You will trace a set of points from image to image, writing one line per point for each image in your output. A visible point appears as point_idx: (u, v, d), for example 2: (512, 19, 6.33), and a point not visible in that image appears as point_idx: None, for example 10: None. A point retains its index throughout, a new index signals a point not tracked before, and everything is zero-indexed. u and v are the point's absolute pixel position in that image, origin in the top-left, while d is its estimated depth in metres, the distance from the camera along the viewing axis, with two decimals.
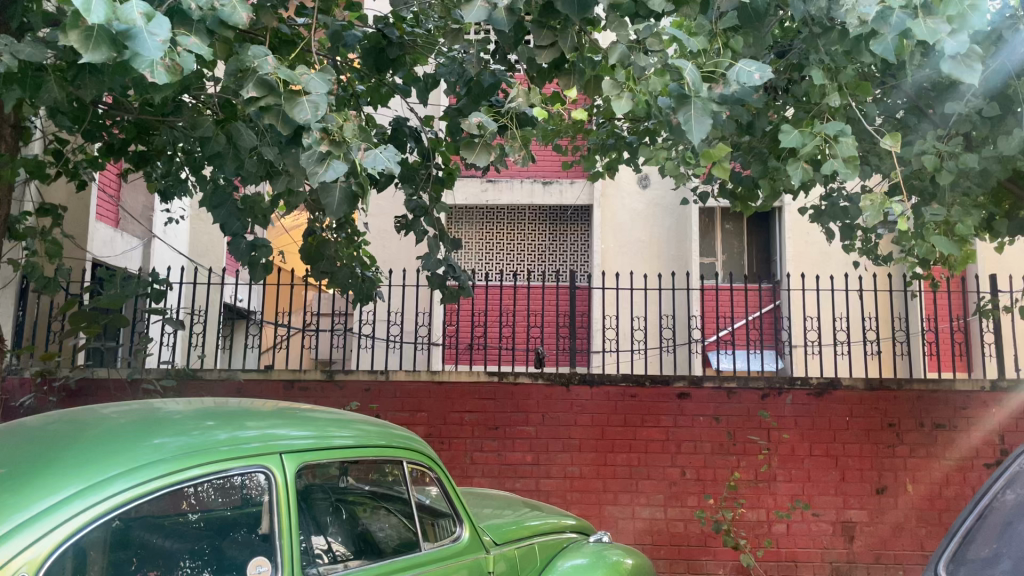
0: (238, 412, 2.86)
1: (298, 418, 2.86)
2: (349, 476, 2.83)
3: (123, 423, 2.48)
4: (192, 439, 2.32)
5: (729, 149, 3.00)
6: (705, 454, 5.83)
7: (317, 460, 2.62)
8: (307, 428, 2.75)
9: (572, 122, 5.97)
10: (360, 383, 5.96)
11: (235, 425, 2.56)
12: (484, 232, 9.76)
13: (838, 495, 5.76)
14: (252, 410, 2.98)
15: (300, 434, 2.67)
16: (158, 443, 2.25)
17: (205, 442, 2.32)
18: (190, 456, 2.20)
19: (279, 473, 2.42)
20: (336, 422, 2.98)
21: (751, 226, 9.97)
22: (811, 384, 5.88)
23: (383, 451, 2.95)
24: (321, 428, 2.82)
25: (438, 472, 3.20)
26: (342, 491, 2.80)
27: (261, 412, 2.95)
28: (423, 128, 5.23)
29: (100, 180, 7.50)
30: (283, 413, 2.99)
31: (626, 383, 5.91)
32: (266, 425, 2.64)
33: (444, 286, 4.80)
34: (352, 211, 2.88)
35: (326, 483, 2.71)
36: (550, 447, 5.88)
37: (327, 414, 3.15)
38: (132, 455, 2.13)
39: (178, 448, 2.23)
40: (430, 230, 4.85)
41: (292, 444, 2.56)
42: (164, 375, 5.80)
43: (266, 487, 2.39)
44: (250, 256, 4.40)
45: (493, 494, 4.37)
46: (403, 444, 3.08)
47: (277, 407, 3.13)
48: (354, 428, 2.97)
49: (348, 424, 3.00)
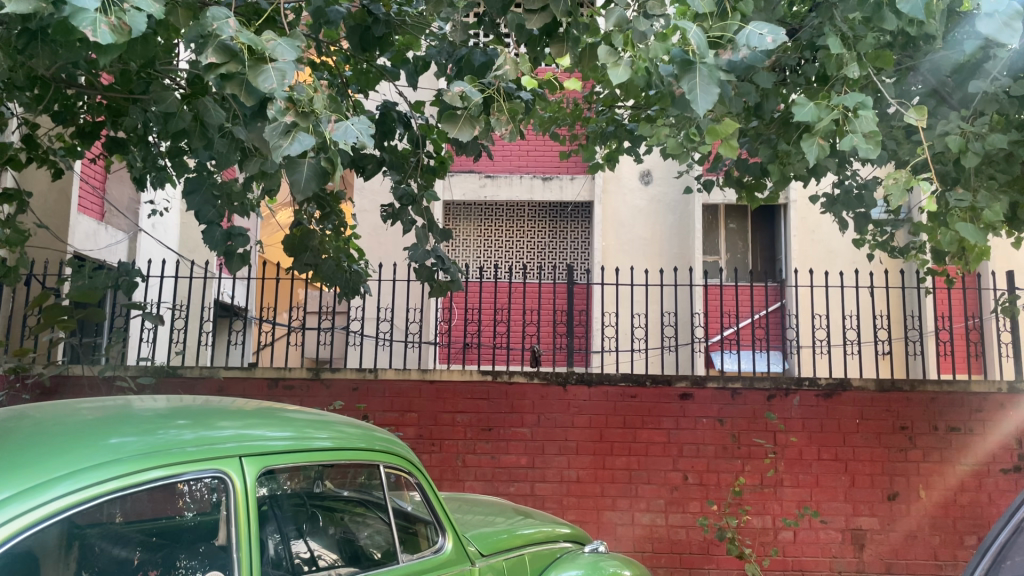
0: (200, 410, 2.60)
1: (266, 418, 2.59)
2: (325, 481, 2.55)
3: (76, 420, 2.23)
4: (151, 438, 2.06)
5: (738, 126, 2.74)
6: (709, 458, 5.56)
7: (284, 464, 2.34)
8: (276, 428, 2.48)
9: (570, 112, 5.74)
10: (348, 382, 5.70)
11: (201, 424, 2.30)
12: (482, 229, 9.51)
13: (847, 502, 5.50)
14: (217, 408, 2.71)
15: (269, 434, 2.39)
16: (115, 442, 1.99)
17: (161, 442, 2.05)
18: (149, 457, 1.95)
19: (238, 478, 2.14)
20: (308, 422, 2.70)
21: (755, 223, 9.71)
22: (820, 384, 5.61)
23: (359, 455, 2.66)
24: (292, 428, 2.54)
25: (420, 477, 2.93)
26: (316, 496, 2.54)
27: (226, 410, 2.68)
28: (413, 115, 4.99)
29: (83, 170, 7.25)
30: (251, 412, 2.72)
31: (625, 383, 5.64)
32: (232, 424, 2.37)
33: (432, 279, 4.53)
34: (323, 190, 2.62)
35: (295, 489, 2.44)
36: (545, 450, 5.62)
37: (300, 414, 2.87)
38: (82, 454, 1.87)
39: (136, 447, 1.98)
40: (418, 221, 4.60)
41: (261, 445, 2.29)
42: (143, 373, 5.54)
43: (221, 494, 2.10)
44: (226, 245, 4.14)
45: (485, 500, 4.10)
46: (383, 448, 2.80)
47: (244, 405, 2.86)
48: (329, 428, 2.69)
49: (321, 425, 2.72)
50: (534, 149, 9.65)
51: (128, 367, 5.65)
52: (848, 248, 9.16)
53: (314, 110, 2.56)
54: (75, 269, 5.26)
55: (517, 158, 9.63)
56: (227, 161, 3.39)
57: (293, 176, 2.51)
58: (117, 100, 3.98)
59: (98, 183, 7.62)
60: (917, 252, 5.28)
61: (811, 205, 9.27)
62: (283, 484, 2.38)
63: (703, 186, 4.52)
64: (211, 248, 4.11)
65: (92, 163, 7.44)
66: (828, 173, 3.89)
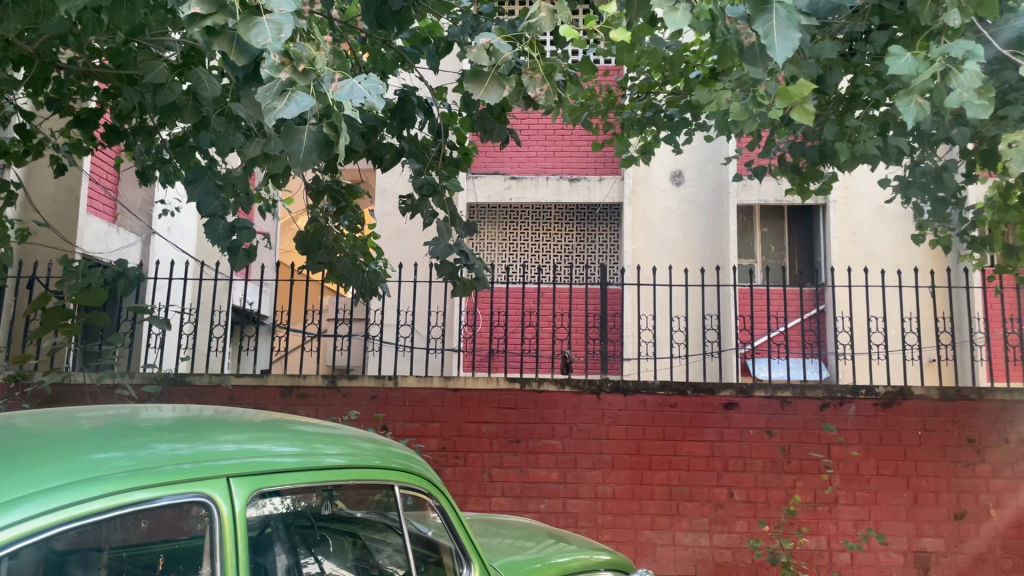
0: (193, 420, 2.22)
1: (267, 430, 2.20)
2: (337, 502, 2.17)
3: (44, 432, 1.86)
4: (139, 453, 1.70)
5: (814, 86, 2.34)
6: (757, 473, 5.10)
7: (286, 484, 1.94)
8: (279, 441, 2.09)
9: (602, 103, 5.35)
10: (366, 390, 5.33)
11: (195, 437, 1.93)
12: (507, 232, 9.15)
13: (910, 521, 5.01)
14: (212, 418, 2.33)
15: (271, 449, 2.01)
16: (99, 456, 1.63)
17: (147, 458, 1.68)
18: (132, 475, 1.58)
19: (225, 503, 1.73)
20: (314, 435, 2.30)
21: (793, 224, 9.22)
22: (879, 393, 5.13)
23: (373, 474, 2.26)
24: (295, 442, 2.14)
25: (439, 497, 2.51)
26: (322, 520, 2.14)
27: (222, 420, 2.30)
28: (434, 102, 4.61)
29: (93, 169, 6.95)
30: (250, 422, 2.33)
31: (664, 392, 5.21)
32: (232, 438, 2.00)
33: (455, 276, 4.14)
34: (326, 164, 2.24)
35: (301, 508, 2.04)
36: (578, 463, 5.20)
37: (305, 425, 2.48)
38: (54, 471, 1.51)
39: (122, 463, 1.62)
40: (440, 213, 4.18)
41: (264, 463, 1.91)
42: (149, 381, 5.21)
43: (202, 523, 1.70)
44: (230, 241, 3.80)
45: (515, 522, 3.69)
46: (398, 466, 2.39)
47: (243, 415, 2.48)
48: (337, 443, 2.29)
49: (329, 438, 2.32)
50: (561, 149, 9.27)
51: (134, 374, 5.32)
52: (893, 249, 8.67)
53: (316, 67, 2.16)
54: (74, 270, 4.93)
55: (544, 158, 9.26)
56: (226, 143, 3.04)
57: (291, 145, 2.14)
58: (110, 80, 3.65)
59: (109, 184, 7.33)
60: (987, 247, 4.81)
61: (852, 205, 8.79)
62: (286, 505, 1.98)
63: (754, 173, 4.09)
64: (213, 243, 3.76)
65: (102, 163, 7.15)
66: (900, 154, 3.47)
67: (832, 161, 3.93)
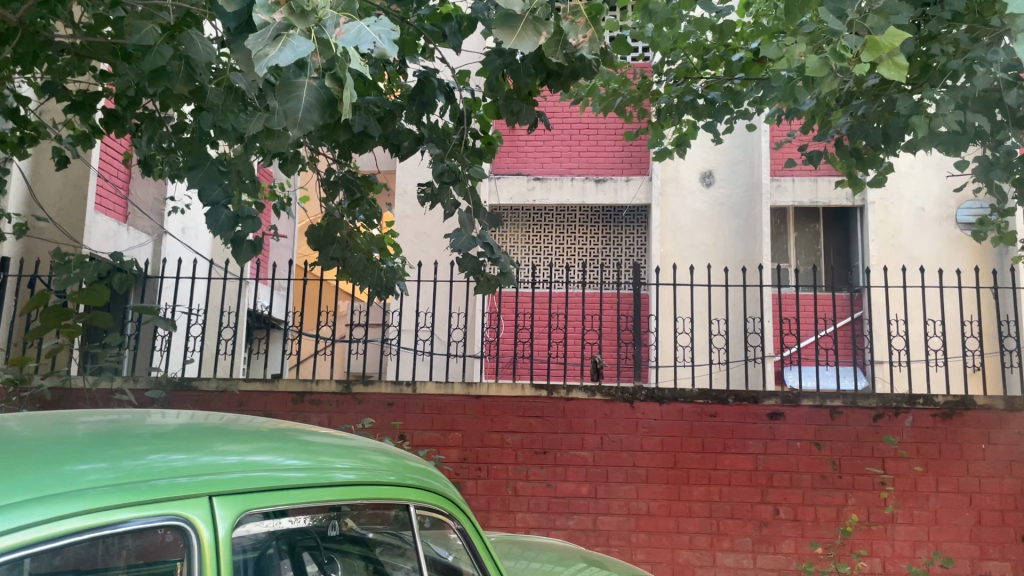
0: (190, 427, 1.90)
1: (272, 441, 1.87)
2: (346, 519, 1.82)
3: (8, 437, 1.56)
4: (127, 463, 1.39)
5: (906, 35, 1.98)
6: (804, 489, 4.71)
7: (291, 505, 1.60)
8: (284, 453, 1.75)
9: (634, 91, 4.99)
10: (383, 397, 4.99)
11: (190, 447, 1.62)
12: (531, 235, 8.81)
13: (973, 543, 4.58)
14: (211, 424, 2.01)
15: (275, 460, 1.67)
16: (77, 466, 1.33)
17: (135, 470, 1.37)
18: (115, 490, 1.28)
19: (205, 529, 1.37)
20: (323, 446, 1.97)
21: (829, 227, 8.79)
22: (937, 403, 4.71)
23: (388, 494, 1.90)
24: (299, 453, 1.80)
25: (461, 519, 2.16)
26: (329, 539, 1.83)
27: (222, 427, 1.98)
28: (456, 86, 4.28)
29: (102, 165, 6.69)
30: (253, 430, 2.01)
31: (703, 401, 4.84)
32: (237, 450, 1.68)
33: (478, 272, 3.78)
34: (329, 125, 1.90)
35: (309, 527, 1.72)
36: (610, 477, 4.82)
37: (310, 434, 2.14)
38: (20, 482, 1.22)
39: (105, 475, 1.32)
40: (462, 204, 3.81)
41: (268, 478, 1.57)
42: (153, 385, 4.90)
43: (178, 555, 1.34)
44: (234, 231, 3.47)
45: (547, 543, 3.32)
46: (416, 483, 2.03)
47: (247, 423, 2.15)
48: (347, 455, 1.94)
49: (338, 450, 1.98)
50: (587, 149, 8.93)
51: (140, 377, 5.04)
52: (936, 251, 8.21)
53: (316, 8, 1.82)
54: (63, 265, 4.63)
55: (570, 159, 8.92)
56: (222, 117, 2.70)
57: (289, 102, 1.82)
58: (101, 53, 3.33)
59: (119, 182, 7.09)
60: None
61: (892, 207, 8.36)
62: (293, 524, 1.65)
63: (808, 158, 3.73)
64: (214, 231, 3.36)
65: (112, 160, 6.89)
66: (982, 129, 3.08)
67: (896, 144, 3.56)
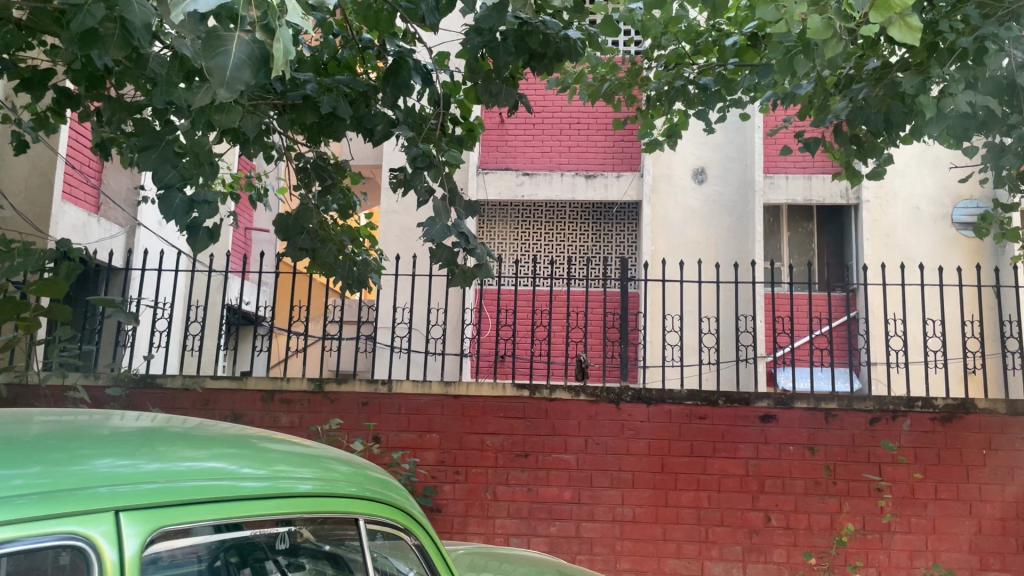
0: (142, 428, 1.75)
1: (229, 446, 1.71)
2: (304, 530, 1.62)
3: None
4: (70, 468, 1.27)
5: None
6: (797, 496, 4.50)
7: (246, 518, 1.46)
8: (239, 460, 1.60)
9: (622, 78, 4.75)
10: (357, 396, 4.76)
11: (130, 453, 1.46)
12: (518, 232, 8.57)
13: (972, 553, 4.38)
14: (165, 426, 1.85)
15: (234, 467, 1.55)
16: None
17: (72, 475, 1.24)
18: (41, 500, 1.14)
19: (110, 550, 1.18)
20: (280, 452, 1.77)
21: (822, 226, 8.58)
22: (936, 406, 4.50)
23: (340, 507, 1.68)
24: (255, 459, 1.63)
25: (420, 534, 1.91)
26: (278, 553, 1.63)
27: (175, 429, 1.81)
28: (433, 67, 4.03)
29: (71, 153, 6.44)
30: (209, 433, 1.84)
31: (692, 402, 4.62)
32: (192, 456, 1.54)
33: (453, 263, 3.54)
34: (259, 78, 1.65)
35: (259, 538, 1.53)
36: (594, 481, 4.60)
37: (270, 440, 1.92)
38: None
39: (27, 482, 1.17)
40: (436, 190, 3.57)
41: (224, 487, 1.45)
42: (114, 382, 4.65)
43: None
44: (189, 217, 3.16)
45: (525, 555, 3.09)
46: (375, 496, 1.80)
47: (206, 425, 1.98)
48: (306, 462, 1.75)
49: (296, 457, 1.78)
50: (577, 144, 8.70)
51: (101, 374, 4.80)
52: (932, 250, 8.02)
53: None
54: (21, 251, 4.40)
55: (559, 154, 8.70)
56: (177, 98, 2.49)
57: (216, 58, 1.58)
58: (48, 24, 3.10)
59: (91, 172, 6.84)
60: None
61: (887, 205, 8.16)
62: (242, 534, 1.48)
63: (805, 146, 3.51)
64: (168, 217, 3.08)
65: (81, 148, 6.63)
66: (993, 109, 2.88)
67: (900, 129, 3.34)
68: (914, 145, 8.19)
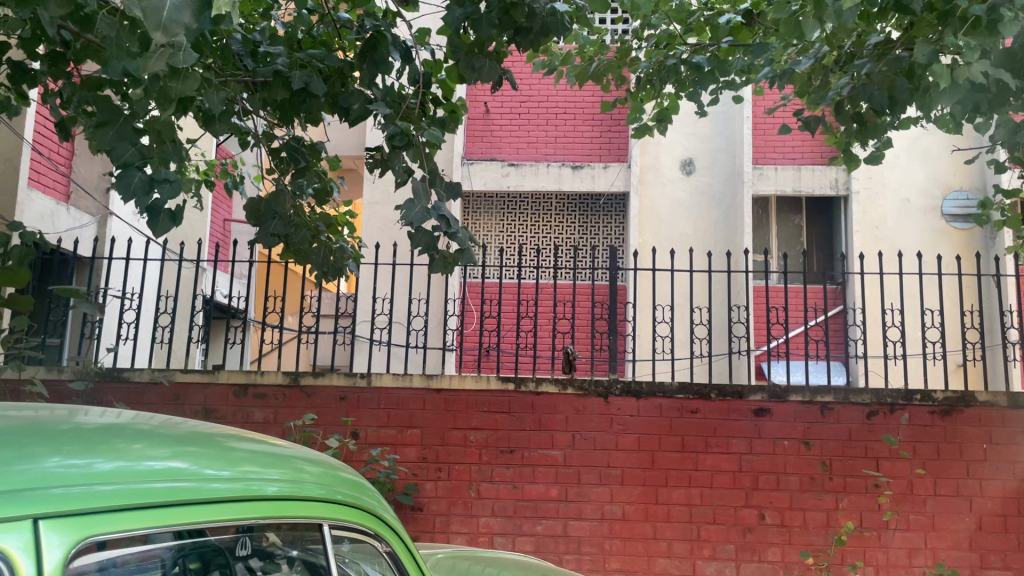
0: (98, 422, 1.59)
1: (192, 442, 1.55)
2: (272, 534, 1.46)
3: None
4: (16, 468, 1.15)
5: None
6: (792, 492, 4.34)
7: (209, 524, 1.31)
8: (202, 459, 1.44)
9: (611, 59, 4.54)
10: (334, 390, 4.56)
11: (79, 450, 1.32)
12: (503, 223, 8.38)
13: (973, 551, 4.23)
14: (124, 419, 1.69)
15: (198, 467, 1.39)
16: None
17: (18, 476, 1.12)
18: None
19: (28, 562, 1.02)
20: (245, 451, 1.59)
21: (812, 216, 8.43)
22: (935, 400, 4.35)
23: (307, 511, 1.49)
24: (219, 458, 1.47)
25: (392, 541, 1.69)
26: (244, 562, 1.46)
27: (134, 423, 1.66)
28: (414, 44, 3.80)
29: (38, 139, 6.18)
30: (170, 428, 1.68)
31: (683, 396, 4.45)
32: (155, 454, 1.40)
33: (433, 248, 3.34)
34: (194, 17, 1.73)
35: (223, 544, 1.38)
36: (582, 478, 4.42)
37: (235, 437, 1.73)
38: None
39: None
40: (415, 171, 3.37)
41: (185, 488, 1.30)
42: (79, 376, 4.43)
43: None
44: (150, 199, 2.92)
45: (509, 558, 2.91)
46: (346, 499, 1.61)
47: (170, 418, 1.82)
48: (274, 462, 1.57)
49: (262, 456, 1.60)
50: (564, 134, 8.52)
51: (63, 368, 4.57)
52: (923, 242, 7.89)
53: None
54: None
55: (545, 144, 8.51)
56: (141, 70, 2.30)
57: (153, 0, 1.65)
58: None
59: (60, 159, 6.59)
60: None
61: (877, 197, 8.03)
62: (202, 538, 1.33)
63: (806, 124, 3.33)
64: (125, 196, 2.86)
65: (49, 134, 6.37)
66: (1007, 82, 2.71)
67: (904, 105, 3.17)
68: (906, 135, 8.05)
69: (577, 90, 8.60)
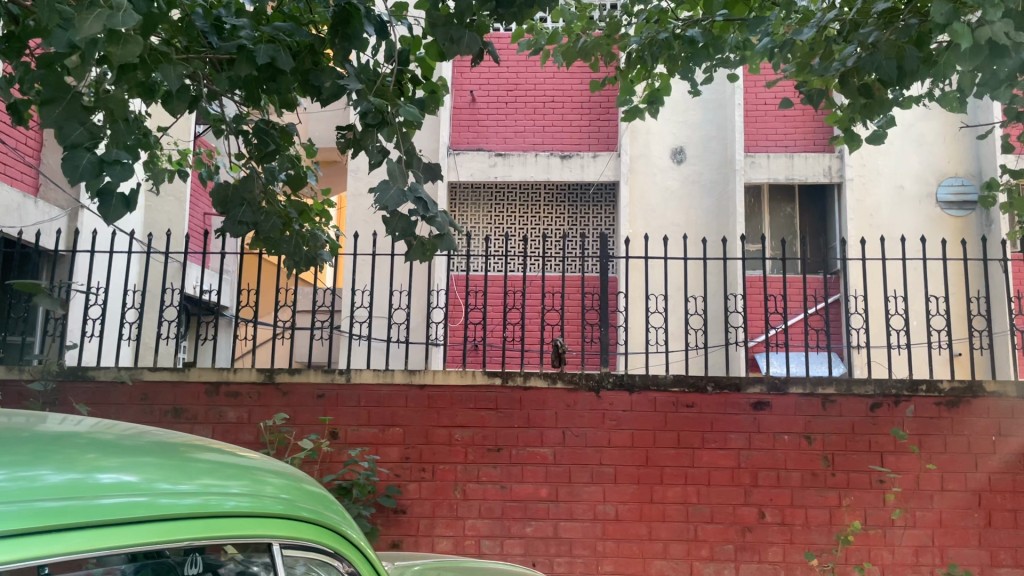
0: (46, 430, 1.37)
1: (148, 451, 1.33)
2: (229, 549, 1.22)
3: None
4: None
5: None
6: (793, 489, 4.14)
7: (167, 544, 1.10)
8: (157, 470, 1.23)
9: (599, 35, 4.29)
10: (312, 387, 4.33)
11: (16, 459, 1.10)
12: (491, 214, 8.14)
13: (983, 548, 4.05)
14: (79, 426, 1.47)
15: (156, 480, 1.18)
16: None
17: None
18: None
19: None
20: (205, 462, 1.37)
21: (804, 204, 8.24)
22: (942, 390, 4.16)
23: (261, 528, 1.25)
24: (178, 469, 1.26)
25: (356, 562, 1.44)
26: None
27: (87, 429, 1.43)
28: (389, 18, 3.54)
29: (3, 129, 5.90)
30: (128, 435, 1.45)
31: (678, 389, 4.24)
32: (108, 464, 1.19)
33: (411, 234, 3.11)
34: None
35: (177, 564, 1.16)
36: (574, 477, 4.21)
37: (194, 447, 1.50)
38: None
39: None
40: (391, 151, 3.13)
41: (140, 503, 1.09)
42: (39, 376, 4.18)
43: None
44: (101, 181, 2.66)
45: (495, 568, 2.69)
46: (305, 515, 1.36)
47: (129, 424, 1.59)
48: (235, 475, 1.35)
49: (221, 467, 1.37)
50: (552, 122, 8.29)
51: (24, 367, 4.32)
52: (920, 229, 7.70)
53: None
54: None
55: (532, 132, 8.28)
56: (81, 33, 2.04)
57: None
58: None
59: (28, 150, 6.31)
60: None
61: (869, 184, 7.81)
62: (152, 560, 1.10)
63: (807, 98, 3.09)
64: (73, 178, 2.61)
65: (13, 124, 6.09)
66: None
67: (911, 77, 2.93)
68: (901, 120, 7.85)
69: (565, 76, 8.37)
